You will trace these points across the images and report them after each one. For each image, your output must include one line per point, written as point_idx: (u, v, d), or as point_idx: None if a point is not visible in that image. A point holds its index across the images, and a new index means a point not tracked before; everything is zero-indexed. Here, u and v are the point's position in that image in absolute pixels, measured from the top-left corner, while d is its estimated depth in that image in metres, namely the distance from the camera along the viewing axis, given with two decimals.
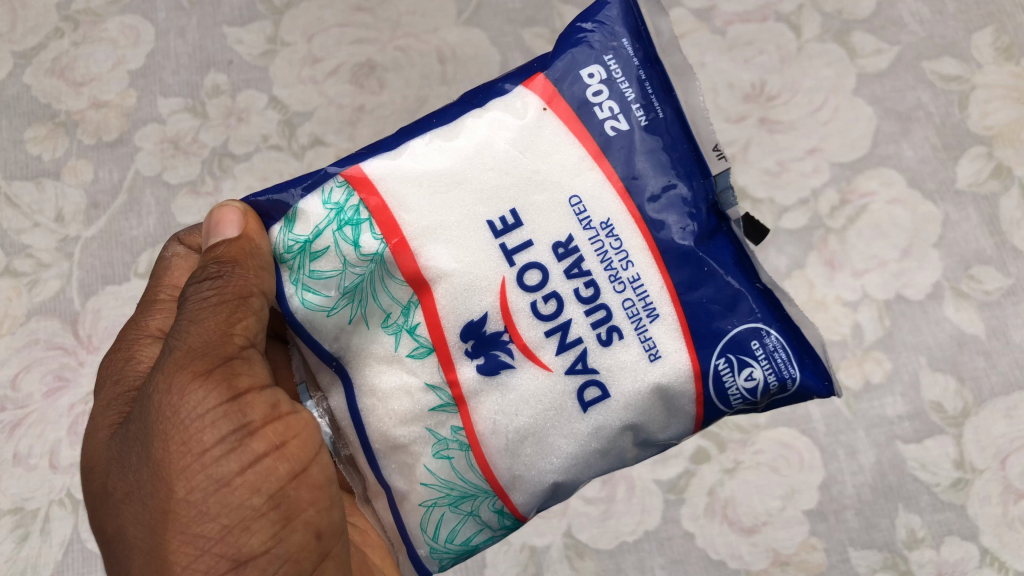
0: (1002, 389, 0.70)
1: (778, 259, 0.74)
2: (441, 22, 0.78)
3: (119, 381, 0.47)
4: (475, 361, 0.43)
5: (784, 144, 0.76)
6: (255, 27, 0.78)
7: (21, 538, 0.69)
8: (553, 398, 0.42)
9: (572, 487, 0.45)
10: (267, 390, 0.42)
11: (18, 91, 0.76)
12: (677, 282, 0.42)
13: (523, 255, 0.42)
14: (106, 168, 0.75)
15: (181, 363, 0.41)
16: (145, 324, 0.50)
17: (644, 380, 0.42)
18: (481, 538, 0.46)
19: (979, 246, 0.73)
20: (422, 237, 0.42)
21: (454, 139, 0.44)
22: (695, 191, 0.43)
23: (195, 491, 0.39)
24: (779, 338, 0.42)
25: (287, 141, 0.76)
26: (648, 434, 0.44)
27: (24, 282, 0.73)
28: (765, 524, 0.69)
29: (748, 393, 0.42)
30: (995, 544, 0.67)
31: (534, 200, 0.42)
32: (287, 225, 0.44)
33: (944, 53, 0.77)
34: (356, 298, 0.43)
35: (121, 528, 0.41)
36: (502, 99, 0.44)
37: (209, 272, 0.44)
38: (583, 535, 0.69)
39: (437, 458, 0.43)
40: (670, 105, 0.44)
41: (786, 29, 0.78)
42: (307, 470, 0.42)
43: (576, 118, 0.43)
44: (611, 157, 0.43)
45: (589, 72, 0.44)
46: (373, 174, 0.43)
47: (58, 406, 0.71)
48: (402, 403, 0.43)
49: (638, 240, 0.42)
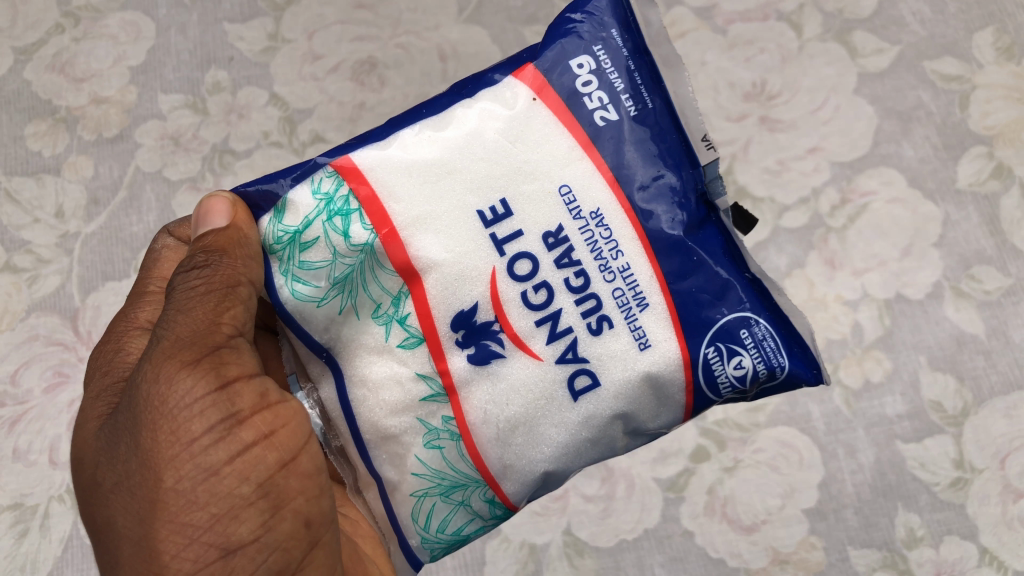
0: (1002, 388, 0.70)
1: (778, 257, 0.74)
2: (442, 20, 0.78)
3: (108, 373, 0.47)
4: (466, 351, 0.43)
5: (783, 143, 0.76)
6: (256, 23, 0.78)
7: (21, 534, 0.68)
8: (543, 387, 0.42)
9: (563, 476, 0.45)
10: (255, 378, 0.42)
11: (18, 86, 0.76)
12: (667, 271, 0.42)
13: (513, 245, 0.42)
14: (107, 164, 0.75)
15: (169, 353, 0.41)
16: (134, 317, 0.50)
17: (634, 370, 0.42)
18: (473, 528, 0.46)
19: (979, 246, 0.73)
20: (413, 227, 0.42)
21: (444, 130, 0.44)
22: (684, 181, 0.43)
23: (183, 481, 0.39)
24: (767, 327, 0.42)
25: (288, 137, 0.75)
26: (639, 423, 0.44)
27: (25, 278, 0.73)
28: (765, 522, 0.69)
29: (737, 381, 0.42)
30: (994, 543, 0.67)
31: (525, 190, 0.42)
32: (276, 216, 0.44)
33: (944, 53, 0.77)
34: (346, 289, 0.43)
35: (110, 518, 0.41)
36: (491, 90, 0.44)
37: (197, 261, 0.44)
38: (582, 533, 0.69)
39: (428, 448, 0.43)
40: (659, 95, 0.44)
41: (786, 29, 0.78)
42: (296, 459, 0.42)
43: (566, 108, 0.43)
44: (600, 147, 0.43)
45: (578, 62, 0.44)
46: (363, 164, 0.43)
47: (58, 402, 0.71)
48: (393, 393, 0.43)
49: (628, 230, 0.42)
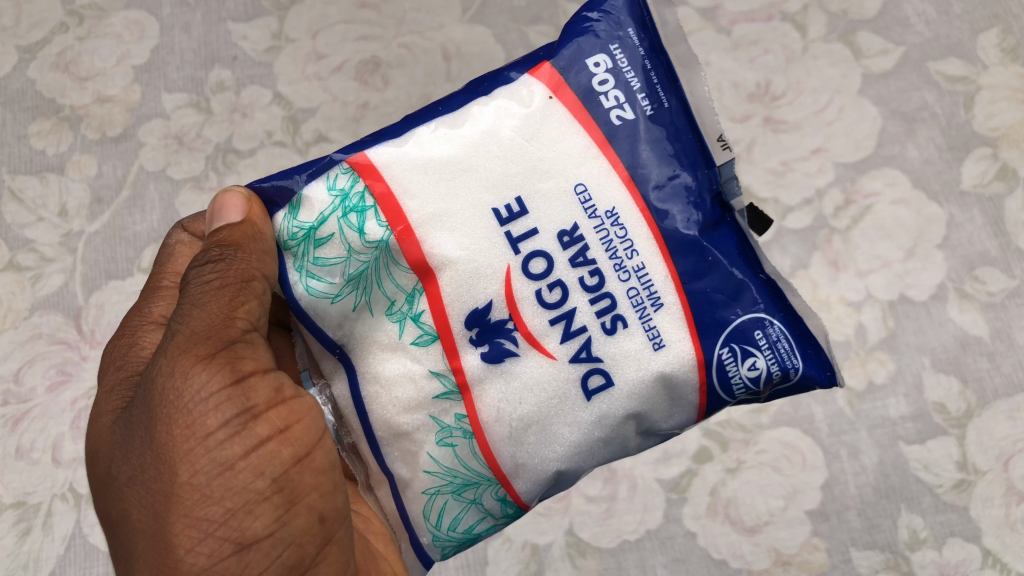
0: (1006, 391, 0.70)
1: (782, 258, 0.73)
2: (446, 19, 0.78)
3: (122, 367, 0.47)
4: (480, 349, 0.43)
5: (788, 144, 0.76)
6: (260, 23, 0.78)
7: (22, 533, 0.68)
8: (557, 386, 0.42)
9: (575, 476, 0.45)
10: (270, 373, 0.42)
11: (22, 85, 0.76)
12: (681, 271, 0.42)
13: (528, 243, 0.42)
14: (110, 163, 0.75)
15: (185, 347, 0.41)
16: (148, 311, 0.50)
17: (648, 369, 0.41)
18: (484, 527, 0.46)
19: (984, 247, 0.73)
20: (428, 225, 0.42)
21: (460, 127, 0.43)
22: (700, 181, 0.43)
23: (198, 475, 0.39)
24: (781, 328, 0.42)
25: (291, 137, 0.75)
26: (652, 422, 0.44)
27: (28, 276, 0.73)
28: (767, 523, 0.69)
29: (750, 382, 0.42)
30: (997, 546, 0.67)
31: (540, 188, 0.42)
32: (291, 212, 0.44)
33: (950, 54, 0.77)
34: (361, 286, 0.43)
35: (125, 512, 0.41)
36: (508, 88, 0.44)
37: (212, 255, 0.44)
38: (584, 533, 0.69)
39: (441, 445, 0.43)
40: (675, 95, 0.44)
41: (791, 29, 0.78)
42: (310, 455, 0.42)
43: (582, 107, 0.43)
44: (616, 146, 0.43)
45: (595, 61, 0.44)
46: (379, 161, 0.43)
47: (60, 401, 0.71)
48: (406, 391, 0.43)
49: (643, 229, 0.42)
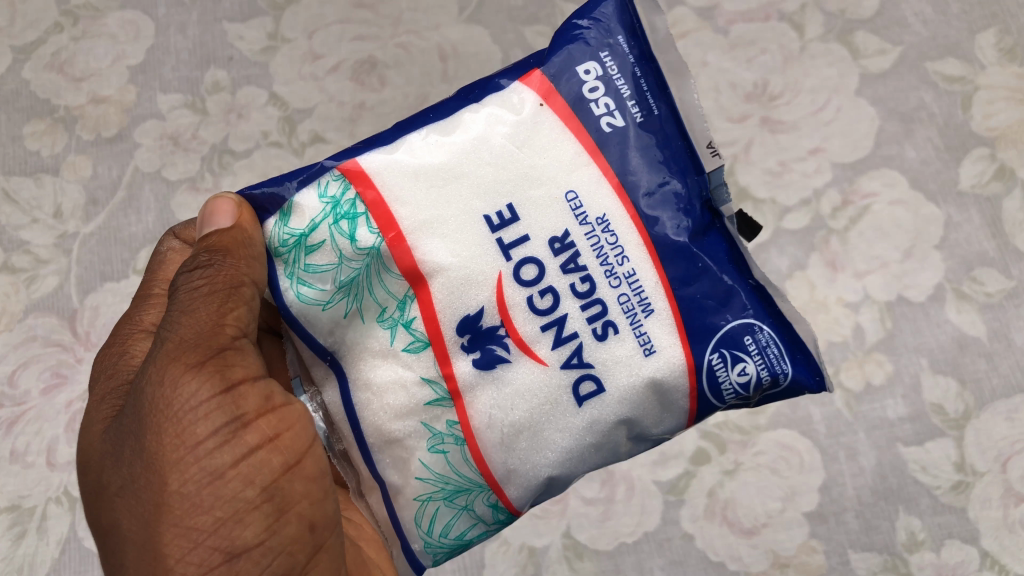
0: (1003, 392, 0.69)
1: (779, 259, 0.73)
2: (442, 19, 0.78)
3: (113, 375, 0.47)
4: (471, 355, 0.42)
5: (785, 145, 0.76)
6: (256, 23, 0.77)
7: (18, 536, 0.68)
8: (548, 392, 0.42)
9: (566, 481, 0.45)
10: (260, 380, 0.42)
11: (17, 86, 0.76)
12: (672, 276, 0.42)
13: (519, 250, 0.42)
14: (105, 164, 0.75)
15: (174, 355, 0.40)
16: (138, 319, 0.49)
17: (639, 375, 0.41)
18: (475, 533, 0.46)
19: (981, 248, 0.73)
20: (419, 231, 0.42)
21: (451, 134, 0.43)
22: (689, 188, 0.43)
23: (188, 484, 0.39)
24: (771, 334, 0.42)
25: (288, 137, 0.75)
26: (642, 428, 0.44)
27: (23, 278, 0.73)
28: (765, 525, 0.69)
29: (740, 387, 0.42)
30: (995, 547, 0.67)
31: (531, 195, 0.42)
32: (282, 218, 0.43)
33: (947, 54, 0.77)
34: (351, 293, 0.43)
35: (116, 521, 0.40)
36: (498, 94, 0.44)
37: (200, 262, 0.44)
38: (582, 536, 0.69)
39: (432, 452, 0.43)
40: (665, 102, 0.44)
41: (788, 29, 0.78)
42: (300, 462, 0.42)
43: (572, 114, 0.43)
44: (607, 153, 0.42)
45: (585, 68, 0.43)
46: (370, 168, 0.43)
47: (56, 403, 0.71)
48: (398, 397, 0.43)
49: (634, 235, 0.42)
